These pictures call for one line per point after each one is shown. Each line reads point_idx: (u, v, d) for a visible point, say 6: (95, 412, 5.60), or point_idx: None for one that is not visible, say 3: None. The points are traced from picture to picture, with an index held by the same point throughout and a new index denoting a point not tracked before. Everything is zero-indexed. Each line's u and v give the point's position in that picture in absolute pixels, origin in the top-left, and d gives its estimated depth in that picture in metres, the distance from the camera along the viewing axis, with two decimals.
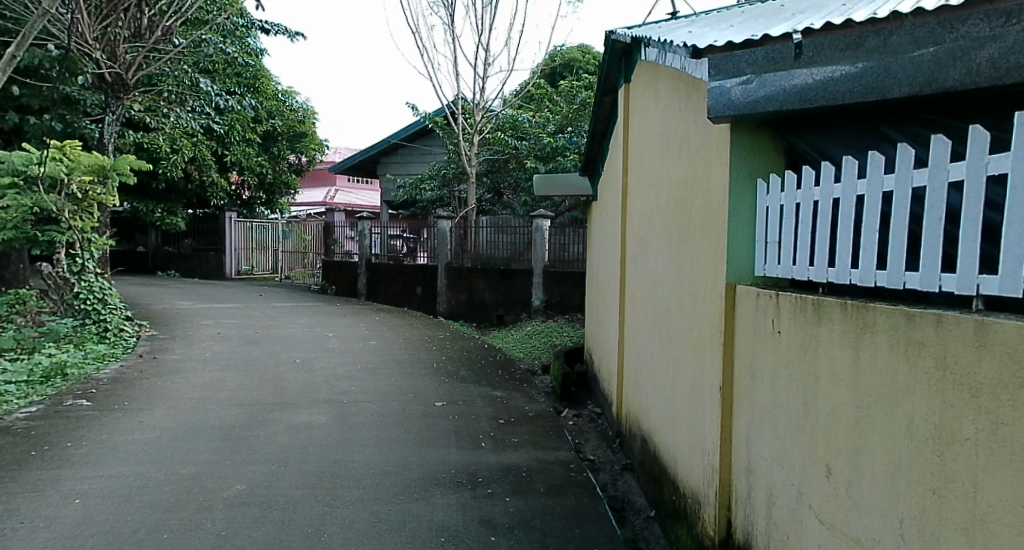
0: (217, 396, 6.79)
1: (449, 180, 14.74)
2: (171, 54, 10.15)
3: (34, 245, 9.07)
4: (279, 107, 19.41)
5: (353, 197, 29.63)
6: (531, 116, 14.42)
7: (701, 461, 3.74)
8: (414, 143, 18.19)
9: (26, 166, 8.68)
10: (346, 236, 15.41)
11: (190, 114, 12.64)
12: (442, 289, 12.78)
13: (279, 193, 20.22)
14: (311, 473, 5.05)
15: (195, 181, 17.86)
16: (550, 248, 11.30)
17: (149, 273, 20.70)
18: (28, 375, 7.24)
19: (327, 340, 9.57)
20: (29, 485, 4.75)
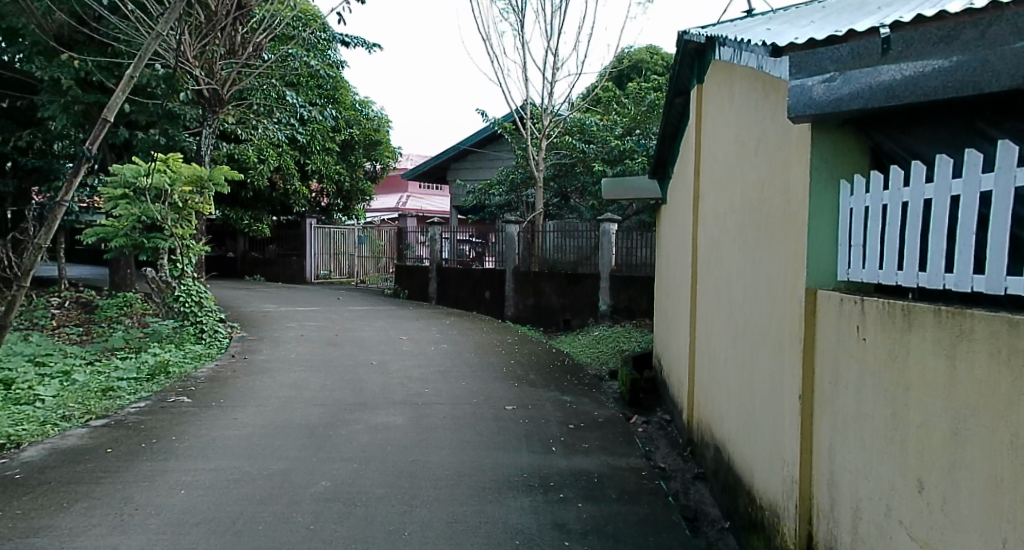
0: (303, 395, 7.09)
1: (517, 185, 14.84)
2: (261, 69, 10.74)
3: (140, 251, 9.72)
4: (357, 117, 20.20)
5: (424, 203, 30.37)
6: (599, 119, 14.33)
7: (780, 471, 3.60)
8: (485, 148, 18.29)
9: (135, 178, 9.35)
10: (417, 242, 15.78)
11: (276, 125, 13.36)
12: (510, 293, 12.91)
13: (356, 199, 21.02)
14: (389, 472, 5.18)
15: (279, 190, 18.77)
16: (616, 252, 11.18)
17: (238, 277, 21.94)
18: (137, 373, 7.79)
19: (400, 342, 9.83)
20: (140, 475, 5.10)
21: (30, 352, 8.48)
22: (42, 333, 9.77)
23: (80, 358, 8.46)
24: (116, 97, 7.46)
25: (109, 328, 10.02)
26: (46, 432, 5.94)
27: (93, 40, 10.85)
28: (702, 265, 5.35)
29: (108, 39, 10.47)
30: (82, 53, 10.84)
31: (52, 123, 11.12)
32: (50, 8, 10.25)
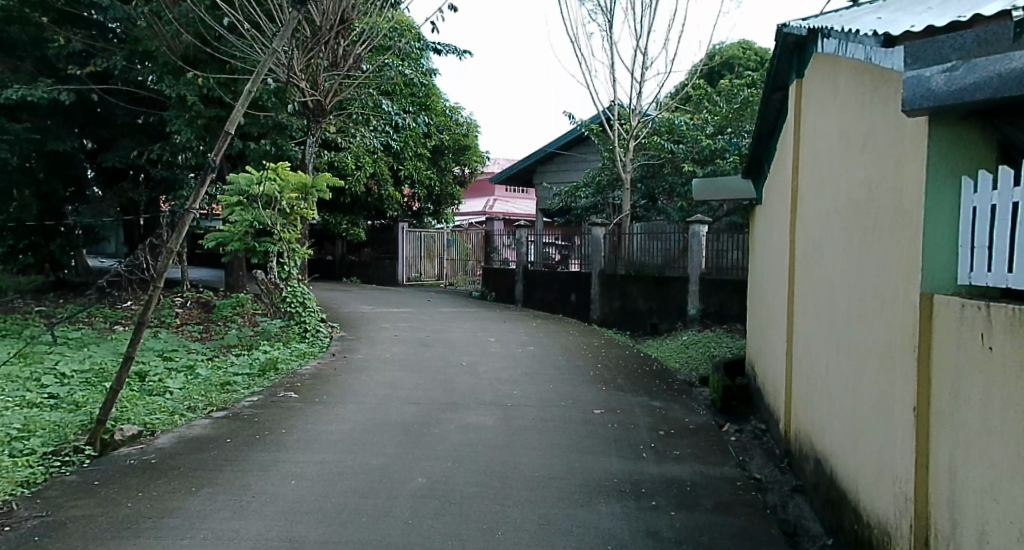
0: (398, 394, 7.31)
1: (604, 187, 14.67)
2: (361, 79, 11.19)
3: (252, 255, 10.26)
4: (447, 123, 21.10)
5: (511, 206, 30.64)
6: (689, 118, 13.85)
7: (892, 487, 3.34)
8: (571, 151, 18.04)
9: (249, 186, 9.92)
10: (504, 245, 15.90)
11: (371, 132, 14.21)
12: (596, 297, 12.80)
13: (446, 203, 21.82)
14: (482, 472, 5.24)
15: (374, 195, 19.52)
16: (706, 255, 10.85)
17: (336, 279, 22.71)
18: (249, 369, 8.28)
19: (488, 344, 9.94)
20: (256, 465, 5.40)
21: (159, 347, 9.15)
22: (169, 330, 10.56)
23: (201, 354, 9.05)
24: (236, 110, 7.91)
25: (224, 327, 10.67)
26: (175, 421, 6.41)
27: (215, 58, 11.59)
28: (802, 268, 5.10)
29: (227, 57, 11.21)
30: (205, 71, 11.58)
31: (178, 136, 11.95)
32: (178, 30, 11.07)
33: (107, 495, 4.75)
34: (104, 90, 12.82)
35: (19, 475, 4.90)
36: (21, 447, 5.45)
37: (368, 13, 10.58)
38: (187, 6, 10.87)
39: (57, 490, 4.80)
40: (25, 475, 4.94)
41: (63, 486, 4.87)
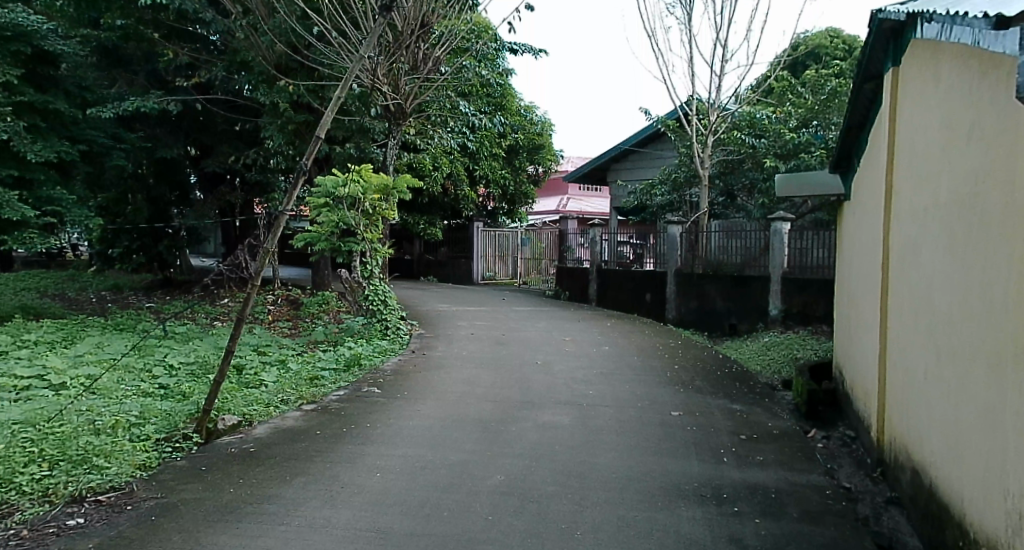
0: (475, 391, 7.38)
1: (680, 184, 14.35)
2: (439, 81, 11.45)
3: (338, 253, 10.64)
4: (522, 122, 21.42)
5: (585, 204, 30.46)
6: (772, 112, 13.38)
7: (1004, 503, 3.08)
8: (646, 148, 17.68)
9: (335, 188, 10.20)
10: (577, 244, 15.84)
11: (449, 133, 14.42)
12: (672, 296, 12.56)
13: (521, 202, 21.95)
14: (560, 471, 5.23)
15: (451, 196, 19.84)
16: (789, 253, 10.45)
17: (414, 278, 23.08)
18: (336, 364, 8.57)
19: (563, 343, 9.91)
20: (344, 456, 5.58)
21: (254, 342, 9.57)
22: (262, 326, 11.05)
23: (292, 349, 9.41)
24: (324, 117, 8.07)
25: (311, 324, 11.08)
26: (270, 412, 6.67)
27: (305, 66, 11.97)
28: (897, 267, 4.82)
29: (316, 64, 11.59)
30: (296, 79, 11.97)
31: (271, 141, 12.45)
32: (272, 40, 11.45)
33: (212, 480, 5.02)
34: (206, 100, 13.54)
35: (138, 458, 5.17)
36: (137, 433, 5.72)
37: (447, 17, 10.80)
38: (280, 17, 11.18)
39: (170, 474, 5.09)
40: (143, 458, 5.20)
41: (176, 471, 5.16)
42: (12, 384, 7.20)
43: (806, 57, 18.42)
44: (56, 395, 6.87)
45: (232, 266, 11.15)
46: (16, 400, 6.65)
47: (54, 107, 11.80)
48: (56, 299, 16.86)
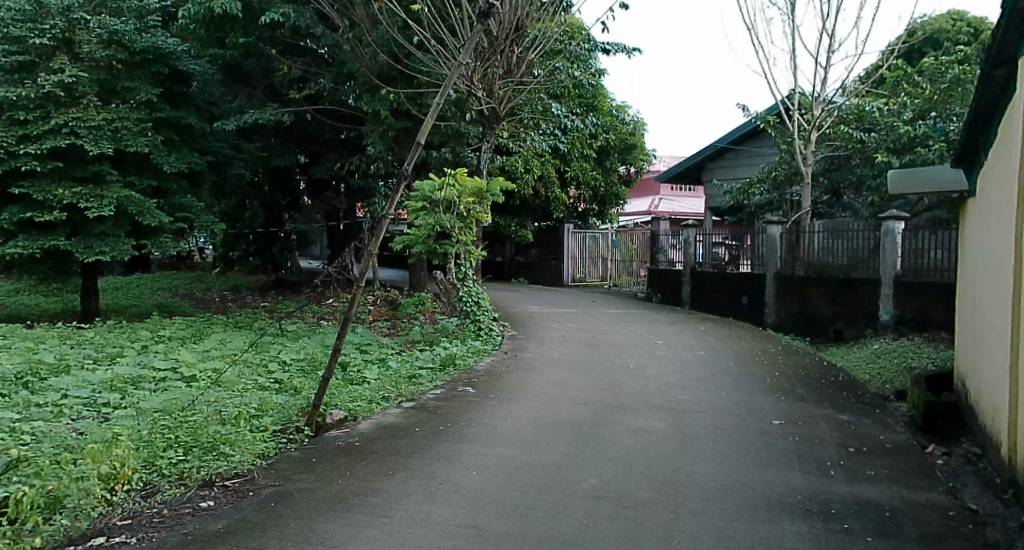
0: (567, 394, 7.33)
1: (781, 183, 13.81)
2: (532, 84, 11.50)
3: (433, 256, 10.83)
4: (613, 123, 21.22)
5: (678, 204, 29.82)
6: (884, 104, 12.71)
7: None
8: (743, 145, 17.07)
9: (432, 192, 10.43)
10: (670, 245, 15.52)
11: (541, 136, 14.43)
12: (771, 299, 12.07)
13: (611, 203, 21.78)
14: (655, 477, 5.10)
15: (541, 197, 19.83)
16: (902, 254, 9.85)
17: (505, 279, 23.27)
18: (432, 363, 8.73)
19: (655, 347, 9.71)
20: (440, 454, 5.65)
21: (357, 340, 9.87)
22: (363, 325, 11.39)
23: (392, 348, 9.64)
24: (426, 123, 7.95)
25: (408, 324, 11.33)
26: (373, 408, 6.86)
27: (405, 74, 12.25)
28: None
29: (415, 72, 11.87)
30: (396, 87, 12.28)
31: (371, 148, 12.85)
32: (375, 51, 11.80)
33: (322, 471, 5.20)
34: (315, 110, 14.06)
35: (257, 447, 5.41)
36: (257, 423, 5.97)
37: (540, 19, 10.80)
38: (382, 28, 11.54)
39: (286, 463, 5.33)
40: (262, 448, 5.44)
41: (291, 461, 5.40)
42: (151, 374, 7.67)
43: (923, 44, 17.27)
44: (187, 387, 7.27)
45: (337, 268, 11.56)
46: (153, 390, 7.07)
47: (186, 121, 13.00)
48: (183, 299, 17.89)
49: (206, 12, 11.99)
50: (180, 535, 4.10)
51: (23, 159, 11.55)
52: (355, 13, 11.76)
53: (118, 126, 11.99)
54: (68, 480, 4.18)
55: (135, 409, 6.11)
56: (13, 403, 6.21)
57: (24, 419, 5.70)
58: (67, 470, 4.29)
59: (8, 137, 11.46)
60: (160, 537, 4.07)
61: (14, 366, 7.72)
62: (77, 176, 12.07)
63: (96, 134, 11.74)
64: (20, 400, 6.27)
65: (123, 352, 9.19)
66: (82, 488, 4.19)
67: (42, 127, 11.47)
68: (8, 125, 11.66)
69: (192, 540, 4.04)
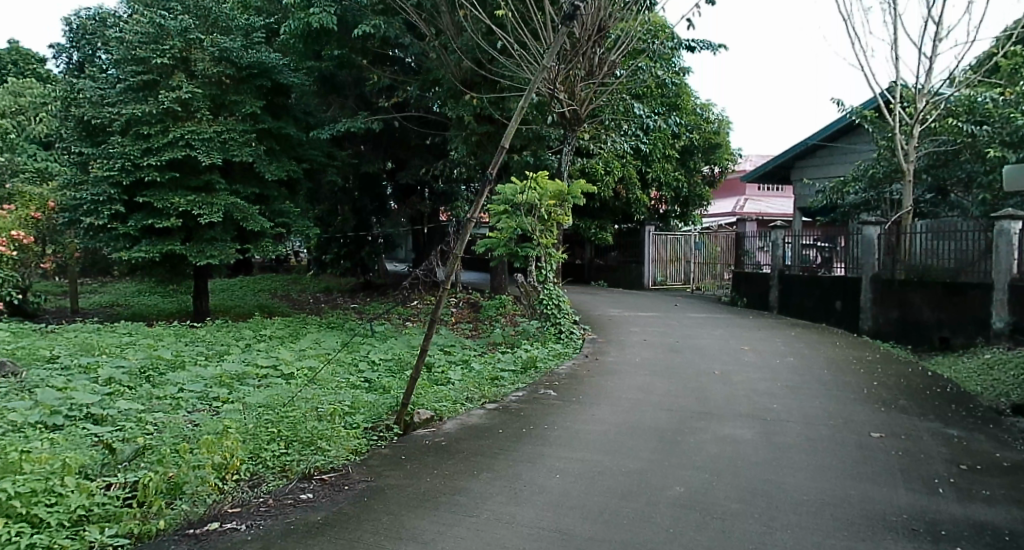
0: (650, 399, 7.18)
1: (879, 180, 13.14)
2: (614, 85, 11.41)
3: (514, 259, 10.87)
4: (697, 122, 20.76)
5: (764, 204, 28.91)
6: (999, 93, 11.82)
7: None
8: (837, 142, 16.34)
9: (514, 196, 10.42)
10: (756, 247, 15.08)
11: (624, 136, 14.25)
12: (868, 304, 11.48)
13: (695, 204, 21.36)
14: (744, 487, 4.92)
15: (622, 199, 19.62)
16: (1019, 257, 9.26)
17: (584, 282, 23.09)
18: (514, 365, 8.74)
19: (742, 353, 9.40)
20: (523, 456, 5.62)
21: (441, 342, 10.00)
22: (446, 327, 11.54)
23: (474, 349, 9.72)
24: (509, 127, 7.67)
25: (490, 326, 11.40)
26: (457, 408, 6.90)
27: (488, 79, 12.32)
28: None
29: (499, 77, 11.92)
30: (480, 92, 12.37)
31: (454, 153, 13.00)
32: (460, 58, 11.95)
33: (411, 468, 5.27)
34: (403, 117, 14.34)
35: (351, 443, 5.49)
36: (349, 421, 6.07)
37: (624, 19, 10.64)
38: (467, 35, 11.61)
39: (377, 460, 5.42)
40: (355, 444, 5.52)
41: (381, 457, 5.49)
42: (254, 371, 7.98)
43: None
44: (286, 384, 7.53)
45: (423, 271, 11.77)
46: (257, 385, 7.37)
47: (285, 131, 13.62)
48: (279, 299, 18.76)
49: (305, 26, 12.45)
50: (282, 525, 4.24)
51: (145, 170, 12.23)
52: (441, 20, 11.88)
53: (227, 138, 12.63)
54: (186, 468, 4.48)
55: (241, 403, 6.35)
56: (137, 394, 6.63)
57: (146, 411, 6.07)
58: (185, 457, 4.61)
59: (135, 150, 12.11)
60: (264, 525, 4.22)
61: (135, 361, 8.21)
62: (191, 186, 12.74)
63: (208, 146, 12.36)
64: (143, 392, 6.69)
65: (229, 349, 9.63)
66: (198, 475, 4.45)
67: (161, 140, 12.11)
68: (134, 140, 12.31)
69: (294, 530, 4.17)
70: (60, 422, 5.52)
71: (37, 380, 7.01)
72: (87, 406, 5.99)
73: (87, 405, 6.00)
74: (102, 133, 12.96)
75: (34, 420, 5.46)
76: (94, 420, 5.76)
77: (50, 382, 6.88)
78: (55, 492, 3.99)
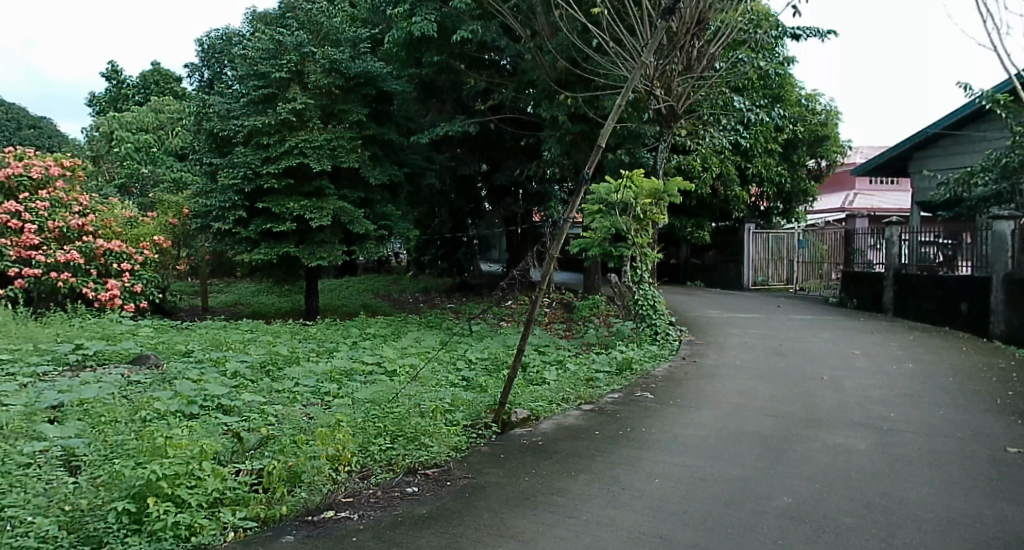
0: (754, 404, 6.88)
1: (1011, 171, 12.10)
2: (714, 78, 11.04)
3: (609, 259, 10.69)
4: (802, 114, 19.85)
5: (875, 198, 27.36)
6: None
7: None
8: (962, 130, 15.20)
9: (609, 195, 10.21)
10: (868, 245, 14.37)
11: (724, 131, 13.75)
12: (999, 306, 10.57)
13: (798, 201, 20.62)
14: (860, 500, 4.61)
15: (720, 196, 19.08)
16: None
17: (680, 282, 22.60)
18: (609, 366, 8.56)
19: (853, 358, 8.88)
20: (621, 459, 5.47)
21: (535, 342, 9.94)
22: (540, 327, 11.50)
23: (568, 350, 9.61)
24: (606, 126, 7.44)
25: (584, 326, 11.27)
26: (553, 409, 6.81)
27: (583, 78, 12.20)
28: None
29: (594, 75, 11.75)
30: (575, 92, 12.30)
31: (548, 153, 12.91)
32: (555, 58, 11.85)
33: (510, 467, 5.24)
34: (498, 119, 14.39)
35: (452, 440, 5.50)
36: (450, 418, 6.10)
37: (724, 10, 10.25)
38: (562, 34, 11.51)
39: (477, 457, 5.42)
40: (456, 440, 5.52)
41: (481, 455, 5.48)
42: (361, 367, 8.18)
43: None
44: (391, 380, 7.67)
45: (519, 271, 11.79)
46: (364, 381, 7.55)
47: (388, 137, 13.93)
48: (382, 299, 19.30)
49: (406, 34, 12.69)
50: (390, 516, 4.28)
51: (264, 177, 12.81)
52: (536, 22, 11.86)
53: (335, 145, 13.06)
54: (304, 457, 4.59)
55: (351, 398, 6.49)
56: (259, 388, 6.94)
57: (268, 403, 6.33)
58: (302, 447, 4.69)
59: (255, 159, 12.72)
60: (374, 516, 4.28)
61: (255, 356, 8.61)
62: (304, 192, 13.23)
63: (320, 154, 12.85)
64: (264, 385, 6.99)
65: (337, 346, 9.93)
66: (315, 465, 4.50)
67: (278, 149, 12.67)
68: (255, 149, 12.93)
69: (401, 522, 4.20)
70: (195, 411, 5.81)
71: (176, 372, 7.44)
72: (218, 397, 6.30)
73: (218, 396, 6.31)
74: (228, 144, 13.71)
75: (174, 409, 5.76)
76: (224, 411, 6.04)
77: (186, 374, 7.30)
78: (195, 474, 4.08)
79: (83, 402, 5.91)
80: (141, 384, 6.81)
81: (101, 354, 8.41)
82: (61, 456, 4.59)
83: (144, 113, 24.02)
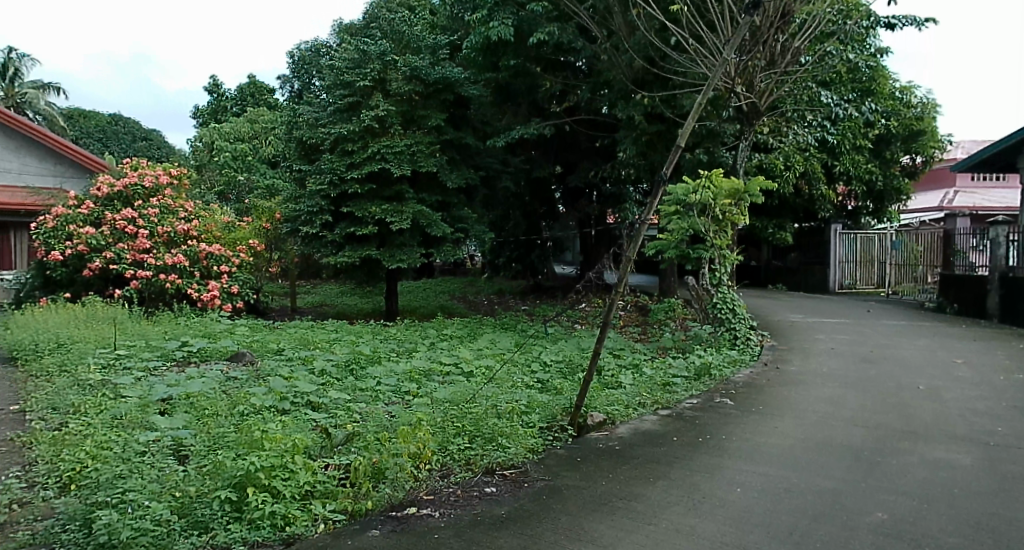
0: (843, 414, 6.53)
1: None
2: (798, 73, 10.64)
3: (686, 262, 10.34)
4: (895, 109, 18.87)
5: (979, 197, 25.81)
6: None
7: None
8: None
9: (686, 195, 9.96)
10: (971, 247, 13.66)
11: (809, 127, 13.21)
12: None
13: (890, 200, 19.69)
14: (965, 519, 4.28)
15: (804, 195, 18.34)
16: None
17: (762, 285, 21.92)
18: (687, 371, 8.31)
19: (953, 367, 8.34)
20: (703, 466, 5.27)
21: (610, 345, 9.76)
22: (615, 330, 11.32)
23: (644, 353, 9.39)
24: (682, 129, 7.14)
25: (659, 330, 11.03)
26: (629, 413, 6.65)
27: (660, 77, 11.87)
28: None
29: (672, 73, 11.44)
30: (652, 90, 12.00)
31: (624, 153, 12.69)
32: (632, 57, 11.65)
33: (588, 471, 5.12)
34: (574, 120, 14.28)
35: (530, 442, 5.41)
36: (526, 419, 6.03)
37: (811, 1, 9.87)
38: (640, 33, 11.31)
39: (555, 460, 5.32)
40: (533, 442, 5.43)
41: (558, 458, 5.37)
42: (440, 368, 8.21)
43: None
44: (468, 381, 7.68)
45: (595, 274, 11.62)
46: (442, 381, 7.57)
47: (466, 141, 13.99)
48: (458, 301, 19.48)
49: (484, 39, 12.71)
50: (471, 516, 4.23)
51: (348, 182, 13.09)
52: (613, 21, 11.69)
53: (416, 150, 13.20)
54: (387, 454, 4.59)
55: (430, 398, 6.50)
56: (345, 385, 7.05)
57: (353, 401, 6.42)
58: (386, 445, 4.74)
59: (340, 165, 13.02)
60: (454, 514, 4.24)
61: (342, 355, 8.76)
62: (385, 196, 13.42)
63: (400, 158, 13.00)
64: (349, 384, 7.09)
65: (417, 347, 10.01)
66: (398, 462, 4.52)
67: (362, 155, 12.93)
68: (340, 155, 13.25)
69: (481, 522, 4.15)
70: (287, 406, 5.93)
71: (270, 369, 7.65)
72: (308, 394, 6.43)
73: (308, 393, 6.44)
74: (315, 150, 14.09)
75: (268, 404, 5.89)
76: (313, 407, 6.14)
77: (278, 371, 7.48)
78: (288, 467, 4.13)
79: (189, 395, 6.11)
80: (238, 380, 7.01)
81: (204, 350, 8.73)
82: (171, 444, 4.72)
83: (241, 123, 25.03)
